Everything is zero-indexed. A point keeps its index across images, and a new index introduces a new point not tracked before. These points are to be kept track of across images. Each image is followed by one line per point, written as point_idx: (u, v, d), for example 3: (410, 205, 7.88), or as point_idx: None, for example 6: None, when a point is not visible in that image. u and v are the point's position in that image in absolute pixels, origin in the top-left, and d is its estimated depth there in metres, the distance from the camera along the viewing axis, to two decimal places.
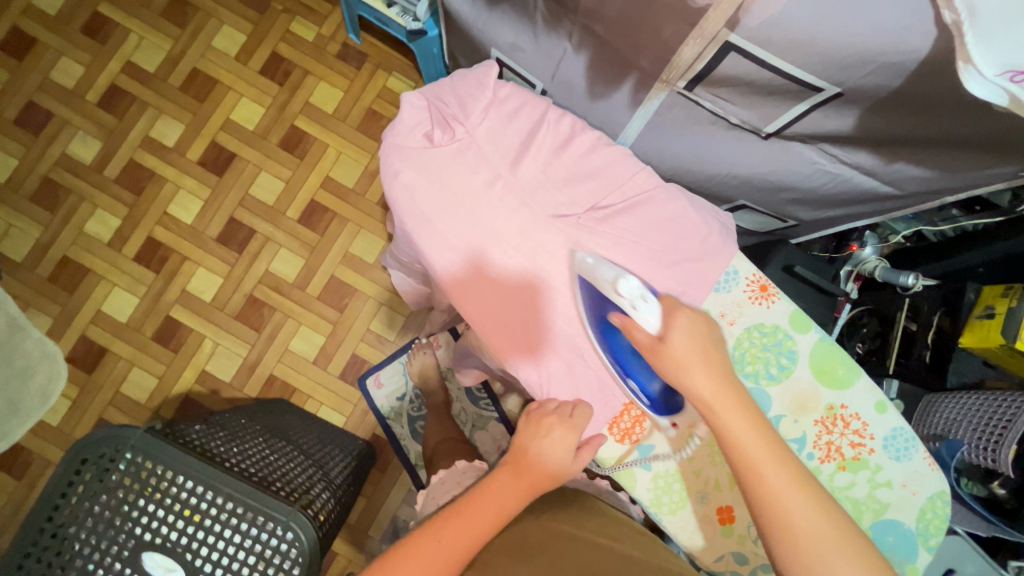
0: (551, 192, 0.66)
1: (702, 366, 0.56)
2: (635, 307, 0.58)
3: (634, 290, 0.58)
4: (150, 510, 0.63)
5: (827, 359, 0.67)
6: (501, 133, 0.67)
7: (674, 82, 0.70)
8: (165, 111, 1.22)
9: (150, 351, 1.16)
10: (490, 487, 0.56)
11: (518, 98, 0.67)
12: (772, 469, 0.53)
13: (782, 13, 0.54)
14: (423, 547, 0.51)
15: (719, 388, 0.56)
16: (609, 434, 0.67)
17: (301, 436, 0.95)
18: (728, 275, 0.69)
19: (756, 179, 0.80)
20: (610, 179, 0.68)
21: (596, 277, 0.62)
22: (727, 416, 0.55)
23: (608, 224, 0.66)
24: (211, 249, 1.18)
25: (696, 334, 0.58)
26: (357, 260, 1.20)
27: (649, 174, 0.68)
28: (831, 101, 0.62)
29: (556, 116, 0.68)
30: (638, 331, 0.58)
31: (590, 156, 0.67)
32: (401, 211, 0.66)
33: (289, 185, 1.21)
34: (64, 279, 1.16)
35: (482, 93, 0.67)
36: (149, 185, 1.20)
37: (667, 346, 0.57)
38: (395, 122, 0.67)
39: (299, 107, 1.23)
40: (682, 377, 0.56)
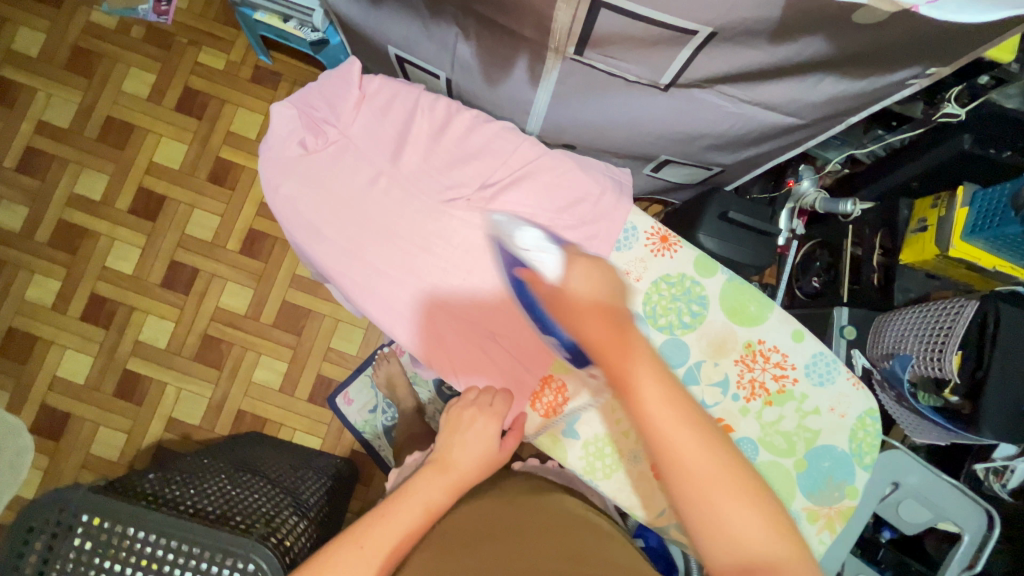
0: (437, 179, 0.69)
1: (596, 309, 0.53)
2: (536, 258, 0.60)
3: (536, 243, 0.61)
4: (106, 567, 0.62)
5: (737, 299, 0.68)
6: (377, 128, 0.70)
7: (564, 49, 0.68)
8: (86, 164, 1.20)
9: (114, 407, 1.14)
10: (418, 486, 0.55)
11: (389, 92, 0.70)
12: (661, 410, 0.48)
13: None
14: (349, 550, 0.49)
15: (611, 328, 0.52)
16: (533, 411, 0.67)
17: (271, 466, 0.95)
18: (628, 232, 0.70)
19: (669, 133, 0.80)
20: (494, 155, 0.70)
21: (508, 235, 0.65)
22: (615, 355, 0.50)
23: (497, 200, 0.68)
24: (158, 295, 1.17)
25: (594, 278, 0.55)
26: (306, 281, 1.19)
27: (532, 144, 0.70)
28: (708, 43, 0.61)
29: (430, 103, 0.70)
30: (538, 281, 0.59)
31: (470, 136, 0.70)
32: (289, 223, 0.69)
33: (226, 218, 1.19)
34: (14, 350, 1.14)
35: (351, 92, 0.70)
36: (84, 242, 1.18)
37: (564, 293, 0.55)
38: (268, 133, 0.70)
39: (221, 138, 1.21)
40: (578, 322, 0.53)
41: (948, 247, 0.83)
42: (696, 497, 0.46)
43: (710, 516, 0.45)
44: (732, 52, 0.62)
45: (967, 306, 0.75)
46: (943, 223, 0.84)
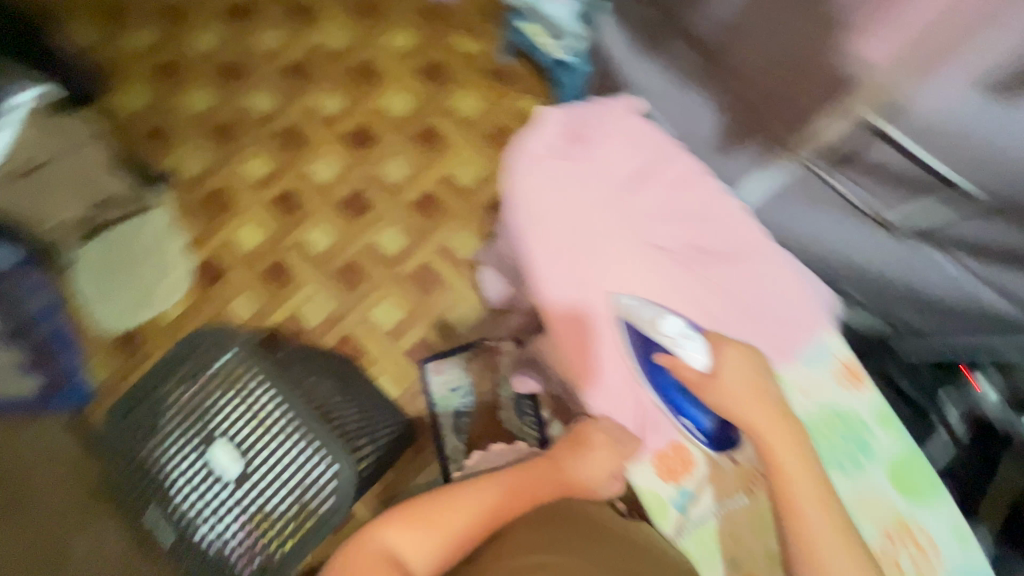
0: (664, 227, 0.67)
1: (762, 402, 0.56)
2: (679, 345, 0.60)
3: (677, 328, 0.61)
4: (231, 405, 0.73)
5: (907, 467, 0.62)
6: (625, 158, 0.70)
7: (808, 155, 0.73)
8: (333, 87, 1.40)
9: (259, 283, 1.30)
10: (529, 470, 0.59)
11: (650, 137, 0.71)
12: (812, 509, 0.51)
13: (939, 108, 0.57)
14: (470, 500, 0.55)
15: (778, 421, 0.55)
16: (648, 464, 0.60)
17: (364, 393, 1.03)
18: (815, 353, 0.66)
19: (869, 274, 0.77)
20: (721, 229, 0.69)
21: (641, 317, 0.62)
22: (783, 456, 0.54)
23: (711, 270, 0.66)
24: (335, 210, 1.33)
25: (749, 368, 0.59)
26: (452, 253, 1.28)
27: (751, 229, 0.70)
28: (964, 202, 0.61)
29: (680, 161, 0.71)
30: (686, 368, 0.58)
31: (705, 203, 0.69)
32: (518, 206, 0.65)
33: (415, 172, 1.33)
34: (216, 203, 1.36)
35: (616, 121, 0.72)
36: (302, 144, 1.37)
37: (719, 381, 0.57)
38: (527, 126, 0.69)
39: (443, 108, 1.36)
40: (739, 410, 0.56)
41: None
42: None
43: None
44: (980, 219, 0.61)
45: None
46: None
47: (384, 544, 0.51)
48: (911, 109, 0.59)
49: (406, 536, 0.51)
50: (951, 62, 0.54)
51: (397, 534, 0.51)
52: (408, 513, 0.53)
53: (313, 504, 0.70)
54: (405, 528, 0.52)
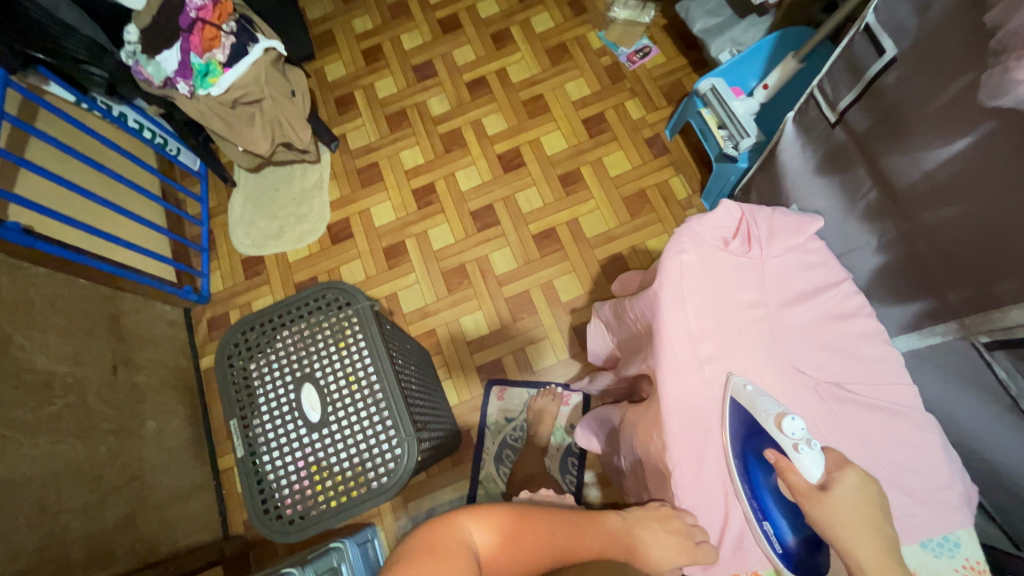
0: (807, 352, 0.60)
1: (876, 533, 0.49)
2: (797, 449, 0.52)
3: (799, 432, 0.52)
4: (332, 358, 0.78)
5: None
6: (791, 275, 0.63)
7: (975, 333, 0.65)
8: (502, 110, 1.51)
9: (374, 255, 1.41)
10: (604, 522, 0.55)
11: (824, 256, 0.65)
12: None
13: None
14: (544, 526, 0.51)
15: (886, 565, 0.48)
16: None
17: (431, 388, 1.07)
18: (946, 542, 0.55)
19: (1009, 480, 0.69)
20: (875, 375, 0.60)
21: (758, 408, 0.55)
22: None
23: (847, 415, 0.58)
24: (463, 216, 1.41)
25: (868, 498, 0.50)
26: (553, 292, 1.31)
27: (909, 394, 0.59)
28: None
29: (849, 292, 0.64)
30: (793, 475, 0.51)
31: (863, 344, 0.61)
32: (663, 279, 0.60)
33: (546, 207, 1.39)
34: (366, 176, 1.50)
35: (795, 233, 0.64)
36: (456, 150, 1.49)
37: (831, 498, 0.49)
38: (701, 215, 0.63)
39: (592, 158, 1.42)
40: (843, 536, 0.48)
41: None
42: None
43: None
44: None
45: None
46: None
47: (462, 532, 0.46)
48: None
49: (484, 532, 0.48)
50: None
51: (477, 529, 0.48)
52: (485, 509, 0.50)
53: (370, 474, 0.73)
54: (484, 523, 0.48)
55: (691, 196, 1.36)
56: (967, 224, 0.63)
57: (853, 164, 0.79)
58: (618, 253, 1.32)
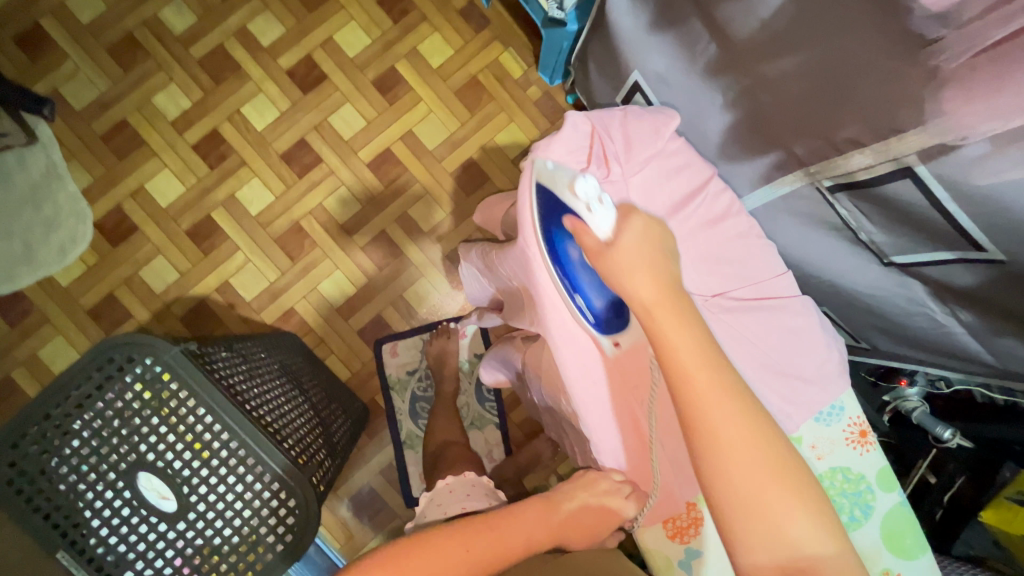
0: (687, 266, 0.57)
1: (654, 267, 0.49)
2: (590, 210, 0.50)
3: (592, 191, 0.50)
4: (160, 431, 0.61)
5: (898, 526, 0.63)
6: (657, 188, 0.57)
7: (820, 178, 0.66)
8: (269, 7, 1.15)
9: (179, 244, 1.11)
10: (522, 512, 0.56)
11: (687, 156, 0.59)
12: (702, 374, 0.46)
13: (1000, 183, 0.48)
14: (450, 543, 0.51)
15: (667, 292, 0.48)
16: (661, 525, 0.63)
17: (311, 384, 0.93)
18: (832, 410, 0.63)
19: (853, 296, 0.76)
20: (749, 270, 0.59)
21: (557, 183, 0.52)
22: (666, 327, 0.47)
23: (733, 320, 0.57)
24: (273, 163, 1.13)
25: (650, 240, 0.50)
26: (412, 224, 1.15)
27: (784, 281, 0.60)
28: (984, 262, 0.56)
29: (715, 188, 0.59)
30: (587, 237, 0.50)
31: (736, 242, 0.59)
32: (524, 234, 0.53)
33: (370, 126, 1.15)
34: (118, 142, 1.11)
35: (653, 139, 0.58)
36: (230, 78, 1.13)
37: (616, 251, 0.49)
38: (548, 140, 0.54)
39: (404, 50, 1.17)
40: (624, 280, 0.48)
41: None
42: (731, 475, 0.46)
43: (745, 491, 0.46)
44: (991, 285, 0.58)
45: None
46: None
47: None
48: (962, 155, 0.50)
49: None
50: None
51: None
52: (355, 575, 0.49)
53: (270, 538, 0.62)
54: None
55: (528, 71, 1.19)
56: (805, 76, 0.60)
57: (687, 15, 0.71)
58: (469, 157, 1.17)
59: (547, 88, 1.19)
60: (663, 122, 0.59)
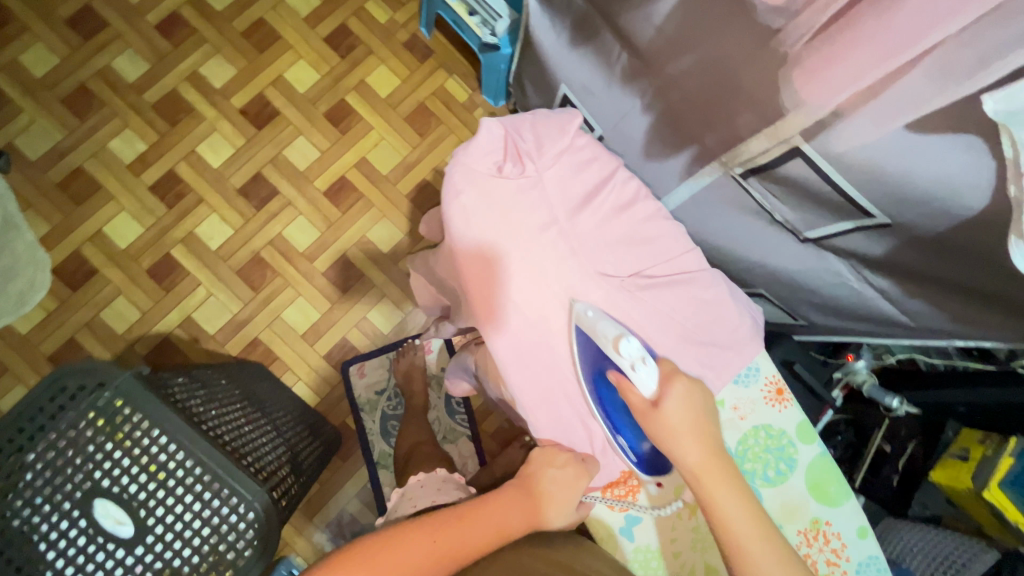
0: (602, 250, 0.62)
1: (701, 437, 0.56)
2: (634, 368, 0.55)
3: (635, 352, 0.55)
4: (115, 456, 0.62)
5: (822, 475, 0.69)
6: (569, 181, 0.62)
7: (732, 167, 0.71)
8: (220, 51, 1.20)
9: (141, 283, 1.12)
10: (498, 499, 0.57)
11: (594, 150, 0.64)
12: (755, 545, 0.53)
13: (865, 142, 0.54)
14: (420, 536, 0.52)
15: (709, 456, 0.56)
16: (602, 497, 0.67)
17: (276, 408, 0.94)
18: (749, 371, 0.70)
19: (780, 274, 0.81)
20: (660, 250, 0.64)
21: (598, 332, 0.57)
22: (718, 497, 0.54)
23: (649, 295, 0.62)
24: (231, 198, 1.16)
25: (693, 405, 0.57)
26: (371, 246, 1.19)
27: (696, 256, 0.66)
28: (876, 228, 0.61)
29: (624, 178, 0.65)
30: (632, 393, 0.56)
31: (647, 225, 0.64)
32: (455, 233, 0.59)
33: (325, 156, 1.20)
34: (74, 189, 1.13)
35: (561, 137, 0.64)
36: (184, 120, 1.17)
37: (661, 413, 0.56)
38: (465, 146, 0.61)
39: (353, 83, 1.23)
40: (671, 444, 0.56)
41: (983, 487, 0.83)
42: None
43: None
44: (888, 248, 0.62)
45: (987, 554, 0.80)
46: (985, 461, 0.85)
47: None
48: (833, 126, 0.55)
49: None
50: (885, 95, 0.51)
51: None
52: None
53: (230, 554, 0.63)
54: None
55: (473, 95, 1.26)
56: (700, 72, 0.66)
57: (599, 29, 0.78)
58: (423, 178, 1.22)
59: (492, 109, 1.26)
60: (569, 121, 0.65)
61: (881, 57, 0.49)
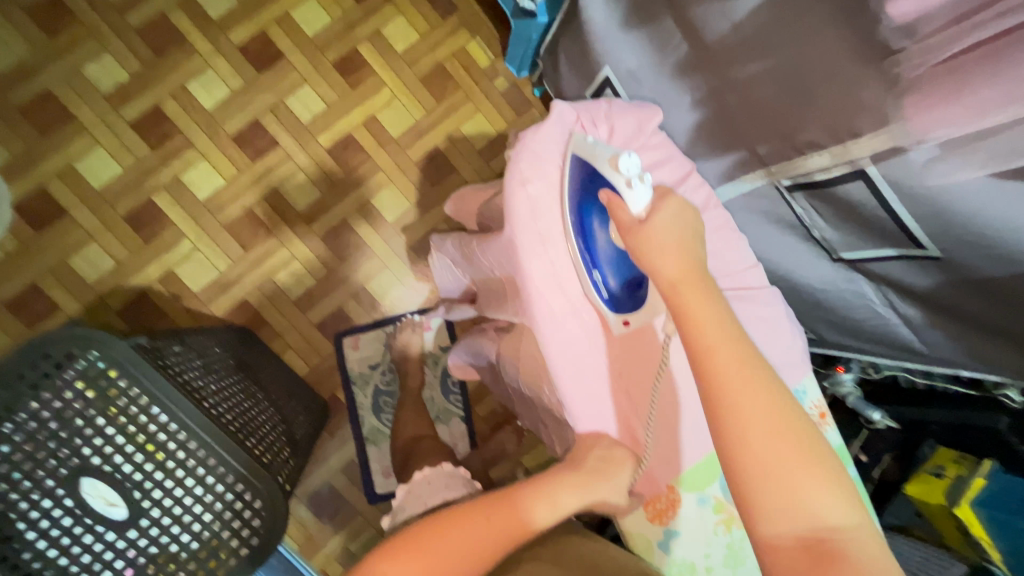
0: None
1: (680, 246, 0.53)
2: (629, 185, 0.54)
3: (633, 168, 0.54)
4: (107, 433, 0.56)
5: None
6: None
7: (780, 177, 0.70)
8: None
9: (116, 230, 1.02)
10: (549, 476, 0.57)
11: (668, 152, 0.65)
12: (723, 347, 0.48)
13: (947, 181, 0.53)
14: (477, 514, 0.52)
15: (693, 267, 0.52)
16: (642, 510, 0.64)
17: (269, 379, 0.88)
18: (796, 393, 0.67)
19: (805, 289, 0.81)
20: (722, 261, 0.65)
21: (596, 157, 0.57)
22: (692, 304, 0.50)
23: None
24: (224, 145, 1.06)
25: (682, 222, 0.54)
26: (375, 214, 1.12)
27: (757, 274, 0.67)
28: (922, 260, 0.61)
29: (696, 183, 0.65)
30: (621, 210, 0.53)
31: (713, 236, 0.65)
32: (518, 219, 0.56)
33: (331, 110, 1.10)
34: (41, 116, 1.00)
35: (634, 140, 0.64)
36: (174, 51, 1.05)
37: (646, 226, 0.53)
38: (537, 126, 0.58)
39: (368, 33, 1.13)
40: (652, 254, 0.52)
41: (954, 503, 0.87)
42: (756, 454, 0.46)
43: (765, 460, 0.46)
44: (928, 278, 0.63)
45: (955, 567, 0.82)
46: (959, 480, 0.89)
47: None
48: (909, 157, 0.54)
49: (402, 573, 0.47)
50: (990, 138, 0.49)
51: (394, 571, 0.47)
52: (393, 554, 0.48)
53: (233, 543, 0.59)
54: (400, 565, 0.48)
55: (495, 62, 1.18)
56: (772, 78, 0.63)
57: (659, 13, 0.73)
58: (435, 147, 1.15)
59: (513, 79, 1.19)
60: (646, 120, 0.65)
61: (979, 105, 0.48)
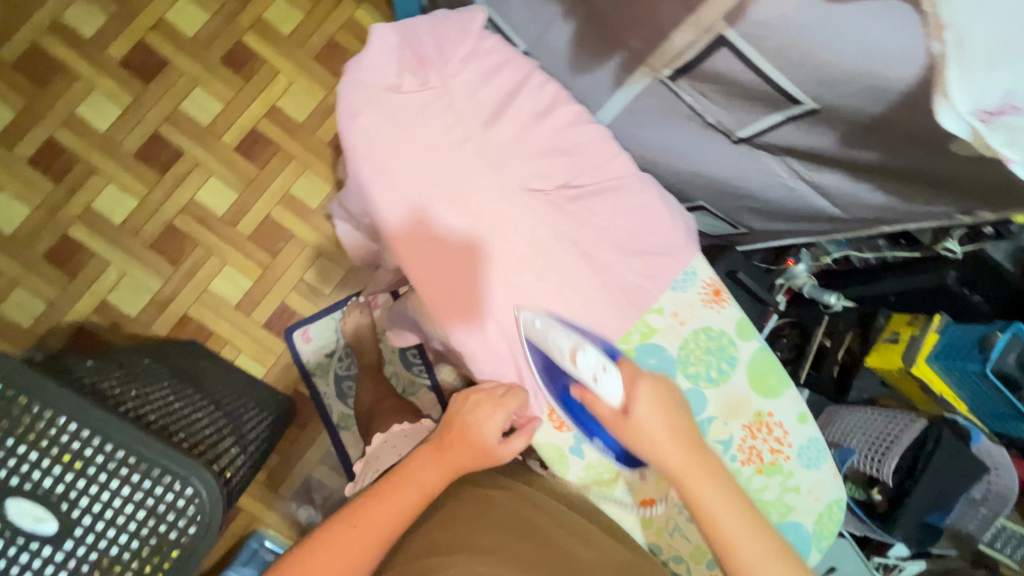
0: (526, 162, 0.62)
1: (674, 436, 0.57)
2: (595, 380, 0.56)
3: (593, 363, 0.56)
4: (20, 452, 0.56)
5: (763, 367, 0.67)
6: (477, 89, 0.61)
7: (659, 69, 0.67)
8: None
9: (39, 271, 1.01)
10: (414, 465, 0.58)
11: (503, 54, 0.62)
12: (743, 542, 0.53)
13: (781, 14, 0.50)
14: (340, 534, 0.53)
15: (683, 453, 0.56)
16: (547, 420, 0.64)
17: (213, 383, 0.88)
18: (687, 275, 0.68)
19: (719, 182, 0.79)
20: (586, 158, 0.65)
21: (551, 344, 0.58)
22: (698, 490, 0.55)
23: (578, 204, 0.63)
24: (128, 165, 1.04)
25: (662, 401, 0.58)
26: (298, 204, 1.10)
27: (625, 162, 0.67)
28: (806, 116, 0.59)
29: (540, 83, 0.64)
30: (600, 404, 0.57)
31: (570, 131, 0.64)
32: (357, 156, 0.59)
33: (229, 109, 1.08)
34: None
35: (465, 40, 0.62)
36: (56, 79, 1.02)
37: (632, 420, 0.56)
38: (359, 56, 0.59)
39: (250, 22, 1.09)
40: (648, 447, 0.56)
41: (913, 364, 0.87)
42: None
43: None
44: (818, 135, 0.61)
45: (916, 422, 0.83)
46: (914, 340, 0.88)
47: None
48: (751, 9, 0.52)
49: None
50: None
51: None
52: None
53: (172, 534, 0.59)
54: None
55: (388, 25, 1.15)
56: None
57: None
58: None
59: None
60: (473, 22, 0.63)
61: None
